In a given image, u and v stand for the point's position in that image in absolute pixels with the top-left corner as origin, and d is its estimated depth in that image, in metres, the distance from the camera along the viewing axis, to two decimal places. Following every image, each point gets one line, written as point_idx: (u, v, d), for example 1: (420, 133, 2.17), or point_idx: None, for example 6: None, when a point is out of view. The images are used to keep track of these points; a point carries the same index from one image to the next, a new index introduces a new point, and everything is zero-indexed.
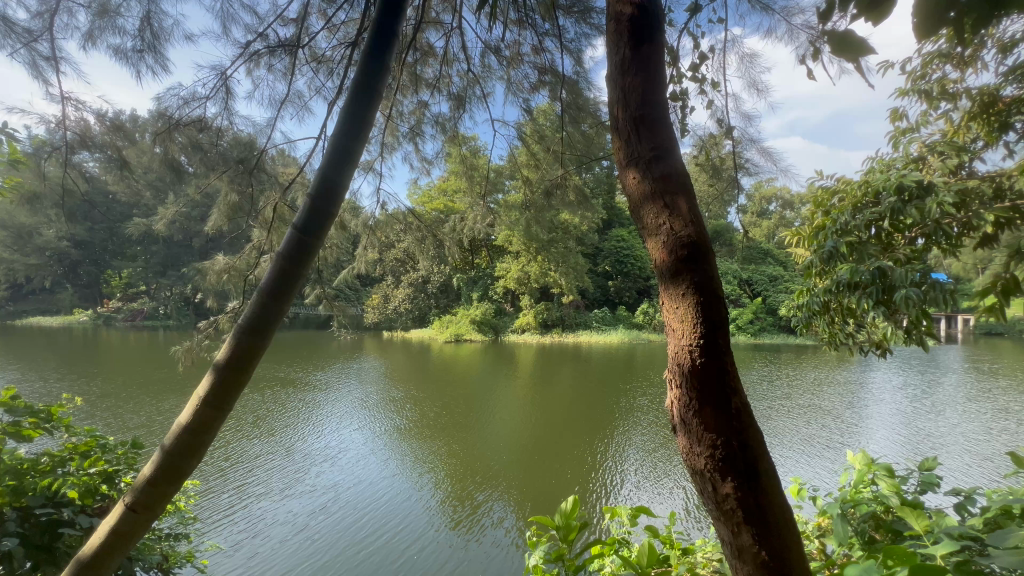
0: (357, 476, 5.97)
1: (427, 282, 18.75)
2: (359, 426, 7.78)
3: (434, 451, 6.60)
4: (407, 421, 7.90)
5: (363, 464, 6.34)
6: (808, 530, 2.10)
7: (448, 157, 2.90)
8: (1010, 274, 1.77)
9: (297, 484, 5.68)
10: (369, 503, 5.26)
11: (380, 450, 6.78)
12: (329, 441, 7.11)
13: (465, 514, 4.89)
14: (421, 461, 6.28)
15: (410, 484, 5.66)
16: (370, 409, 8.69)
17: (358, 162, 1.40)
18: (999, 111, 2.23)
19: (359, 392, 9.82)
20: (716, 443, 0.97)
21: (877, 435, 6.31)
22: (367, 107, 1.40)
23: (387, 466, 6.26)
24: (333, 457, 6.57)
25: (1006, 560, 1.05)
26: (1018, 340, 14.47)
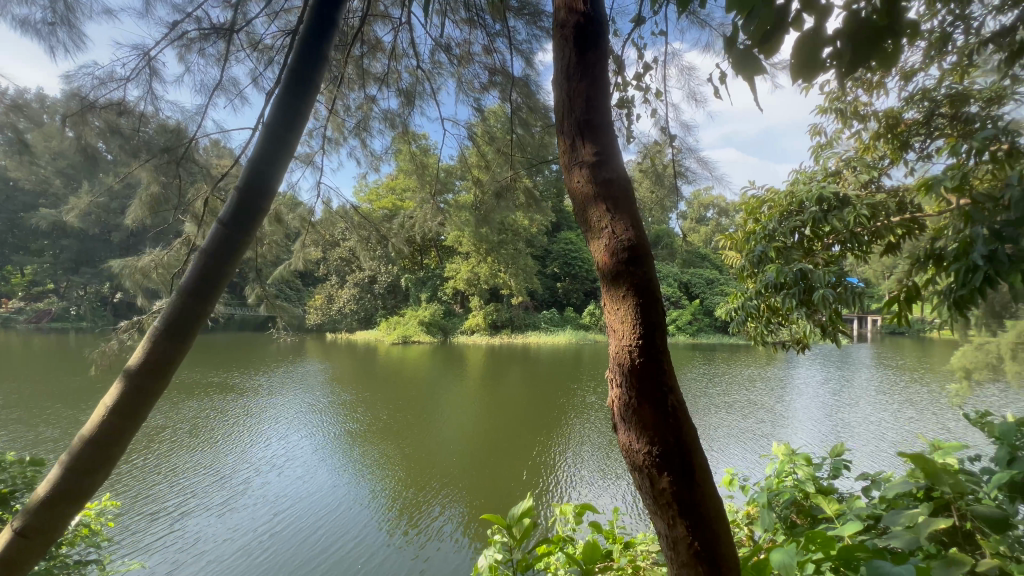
0: (306, 486, 5.70)
1: (374, 283, 18.25)
2: (307, 433, 7.43)
3: (384, 455, 6.46)
4: (358, 425, 7.65)
5: (313, 473, 6.06)
6: (738, 518, 2.24)
7: (396, 154, 2.83)
8: (912, 282, 1.96)
9: (239, 497, 5.34)
10: (319, 514, 5.03)
11: (330, 458, 6.50)
12: (275, 450, 6.74)
13: (420, 521, 4.78)
14: (373, 467, 6.08)
15: (361, 491, 5.49)
16: (319, 414, 8.33)
17: (294, 156, 1.34)
18: (901, 132, 2.49)
19: (307, 396, 9.39)
20: (654, 440, 1.01)
21: (803, 426, 6.84)
22: (303, 98, 1.34)
23: (337, 474, 6.01)
24: (279, 466, 6.23)
25: (903, 539, 1.18)
26: (917, 338, 16.11)
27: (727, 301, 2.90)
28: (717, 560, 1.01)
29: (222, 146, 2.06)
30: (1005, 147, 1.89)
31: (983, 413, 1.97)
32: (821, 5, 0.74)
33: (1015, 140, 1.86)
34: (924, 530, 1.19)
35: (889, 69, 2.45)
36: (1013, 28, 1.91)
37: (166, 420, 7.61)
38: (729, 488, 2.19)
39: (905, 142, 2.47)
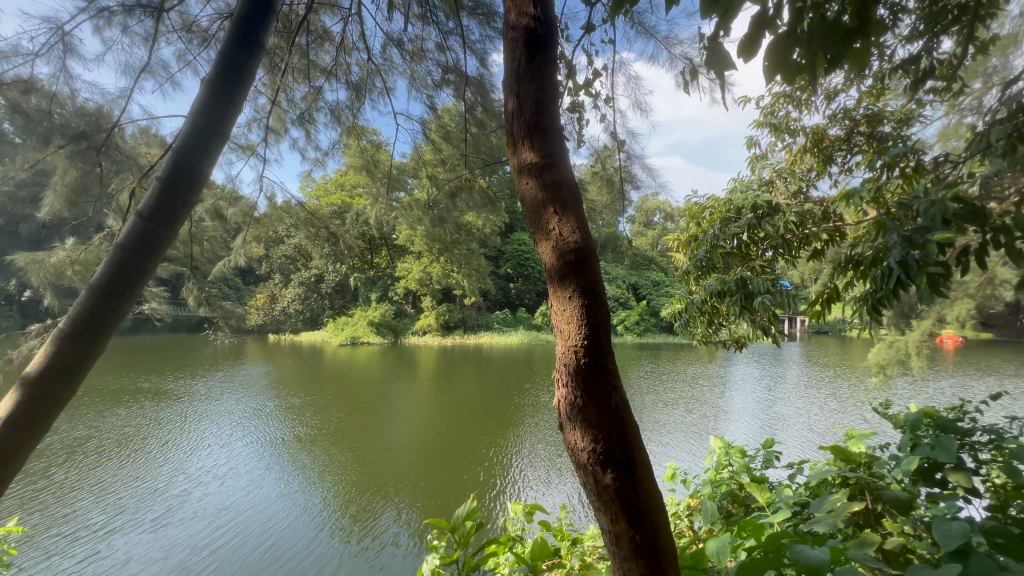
0: (251, 497, 5.39)
1: (321, 282, 17.61)
2: (251, 439, 7.05)
3: (332, 459, 6.25)
4: (306, 429, 7.38)
5: (258, 482, 5.75)
6: (679, 510, 2.34)
7: (345, 149, 2.73)
8: (835, 286, 2.13)
9: (175, 511, 4.98)
10: (265, 526, 4.78)
11: (277, 465, 6.19)
12: (215, 458, 6.34)
13: (371, 527, 4.64)
14: (321, 474, 5.86)
15: (308, 499, 5.28)
16: (264, 419, 7.92)
17: (225, 147, 1.27)
18: (827, 147, 2.69)
19: (250, 401, 8.89)
20: (597, 438, 1.04)
21: (740, 420, 7.24)
22: (237, 85, 1.26)
23: (283, 482, 5.73)
24: (220, 476, 5.86)
25: (825, 524, 1.27)
26: (839, 338, 17.51)
27: (673, 303, 3.03)
28: (657, 552, 1.04)
29: (153, 134, 1.91)
30: (911, 164, 2.10)
31: (891, 404, 2.17)
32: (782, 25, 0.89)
33: (921, 158, 2.07)
34: (842, 514, 1.28)
35: (815, 88, 2.64)
36: (919, 57, 2.12)
37: (92, 430, 6.98)
38: (671, 481, 2.28)
39: (830, 156, 2.67)
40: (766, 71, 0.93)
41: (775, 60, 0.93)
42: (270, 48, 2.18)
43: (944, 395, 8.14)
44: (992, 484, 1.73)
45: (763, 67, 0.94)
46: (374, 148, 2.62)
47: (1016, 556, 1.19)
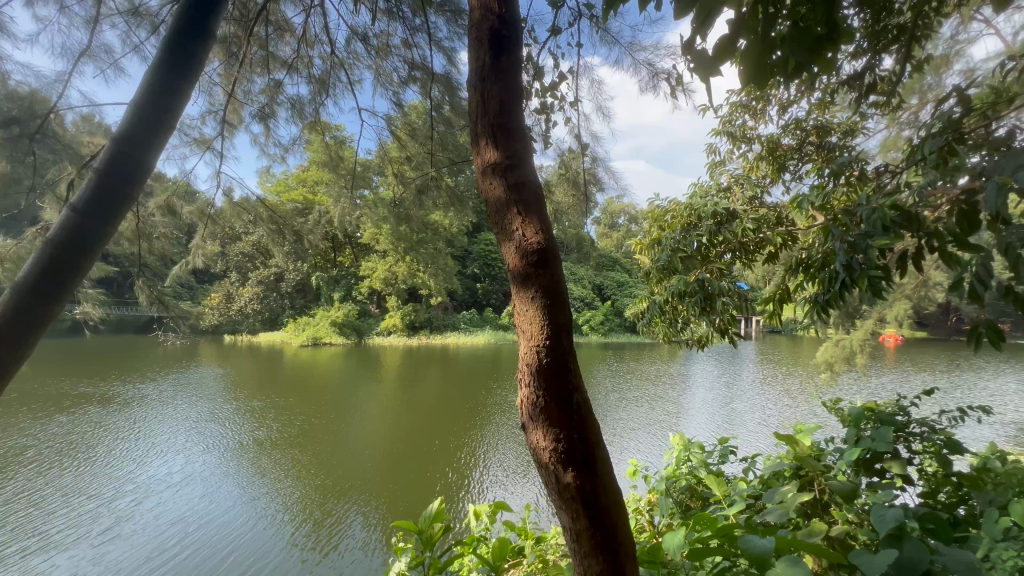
0: (206, 505, 5.15)
1: (281, 281, 17.02)
2: (206, 444, 6.74)
3: (294, 463, 6.07)
4: (264, 432, 7.12)
5: (215, 490, 5.49)
6: (639, 506, 2.38)
7: (307, 145, 2.65)
8: (787, 288, 2.24)
9: (123, 523, 4.70)
10: (223, 536, 4.58)
11: (235, 471, 5.94)
12: (168, 466, 6.03)
13: (334, 533, 4.52)
14: (281, 479, 5.66)
15: (268, 506, 5.09)
16: (221, 423, 7.58)
17: (166, 141, 1.22)
18: (780, 155, 2.81)
19: (206, 404, 8.49)
20: (560, 436, 1.05)
21: (699, 417, 7.47)
22: (181, 75, 1.22)
23: (241, 488, 5.51)
24: (173, 485, 5.57)
25: (776, 514, 1.32)
26: (790, 337, 18.39)
27: (637, 304, 3.11)
28: (616, 548, 1.06)
29: (96, 122, 1.79)
30: (856, 174, 2.23)
31: (837, 398, 2.30)
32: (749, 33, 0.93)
33: (864, 168, 2.20)
34: (792, 504, 1.35)
35: (770, 99, 2.76)
36: (864, 74, 2.25)
37: (29, 438, 6.49)
38: (632, 478, 2.33)
39: (783, 164, 2.80)
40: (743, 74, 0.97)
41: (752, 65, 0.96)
42: (226, 36, 2.08)
43: (884, 390, 8.68)
44: (924, 472, 1.86)
45: (740, 70, 0.97)
46: (337, 144, 2.55)
47: (946, 538, 1.30)
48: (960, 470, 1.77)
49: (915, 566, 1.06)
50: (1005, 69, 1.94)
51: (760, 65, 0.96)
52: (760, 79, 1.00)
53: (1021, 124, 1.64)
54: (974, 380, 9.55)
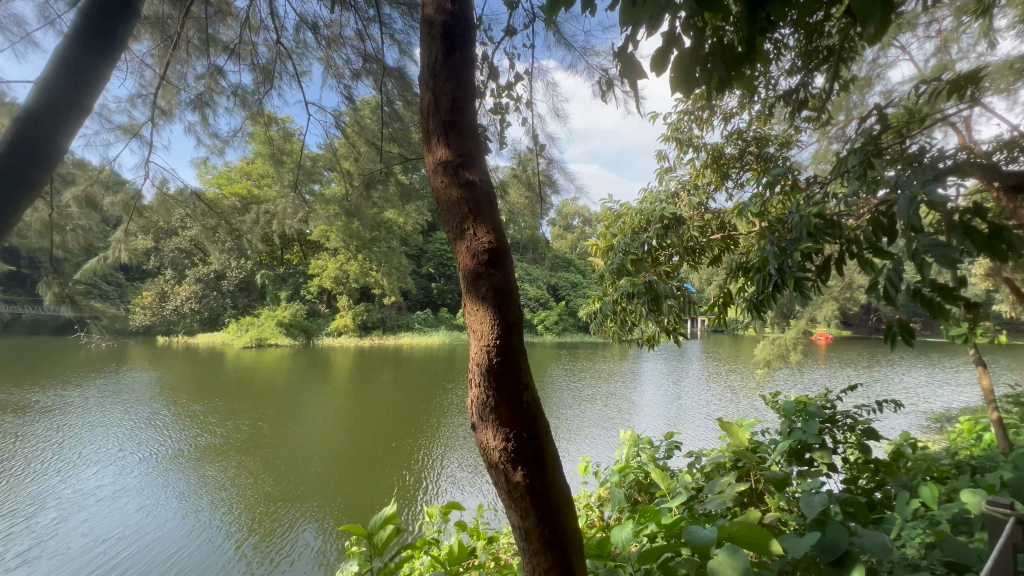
0: (141, 519, 4.79)
1: (222, 279, 16.08)
2: (141, 454, 6.26)
3: (238, 470, 5.77)
4: (204, 439, 6.69)
5: (151, 502, 5.11)
6: (590, 502, 2.44)
7: (250, 136, 2.51)
8: (729, 290, 2.36)
9: (44, 543, 4.28)
10: (160, 551, 4.27)
11: (174, 480, 5.56)
12: (96, 478, 5.55)
13: (281, 541, 4.31)
14: (224, 488, 5.34)
15: (210, 517, 4.79)
16: (158, 429, 7.06)
17: (82, 123, 1.17)
18: (724, 164, 2.95)
19: (140, 410, 7.88)
20: (509, 436, 1.05)
21: (647, 413, 7.73)
22: (98, 55, 1.17)
23: (180, 499, 5.15)
24: (103, 499, 5.13)
25: (715, 503, 1.39)
26: (732, 336, 19.40)
27: (589, 305, 3.17)
28: (564, 544, 1.08)
29: (6, 101, 1.61)
30: (790, 183, 2.38)
31: (774, 393, 2.44)
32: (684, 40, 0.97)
33: (797, 178, 2.35)
34: (729, 493, 1.42)
35: (714, 110, 2.90)
36: (799, 89, 2.41)
37: None
38: (584, 475, 2.39)
39: (726, 173, 2.94)
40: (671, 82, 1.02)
41: (681, 72, 1.02)
42: (160, 16, 1.94)
43: (814, 385, 9.33)
44: (848, 460, 2.02)
45: (669, 79, 1.04)
46: (285, 137, 2.44)
47: (863, 520, 1.39)
48: (877, 457, 1.94)
49: (835, 548, 1.15)
50: (918, 91, 2.14)
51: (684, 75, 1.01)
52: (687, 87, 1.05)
53: (932, 141, 1.81)
54: (891, 375, 10.45)
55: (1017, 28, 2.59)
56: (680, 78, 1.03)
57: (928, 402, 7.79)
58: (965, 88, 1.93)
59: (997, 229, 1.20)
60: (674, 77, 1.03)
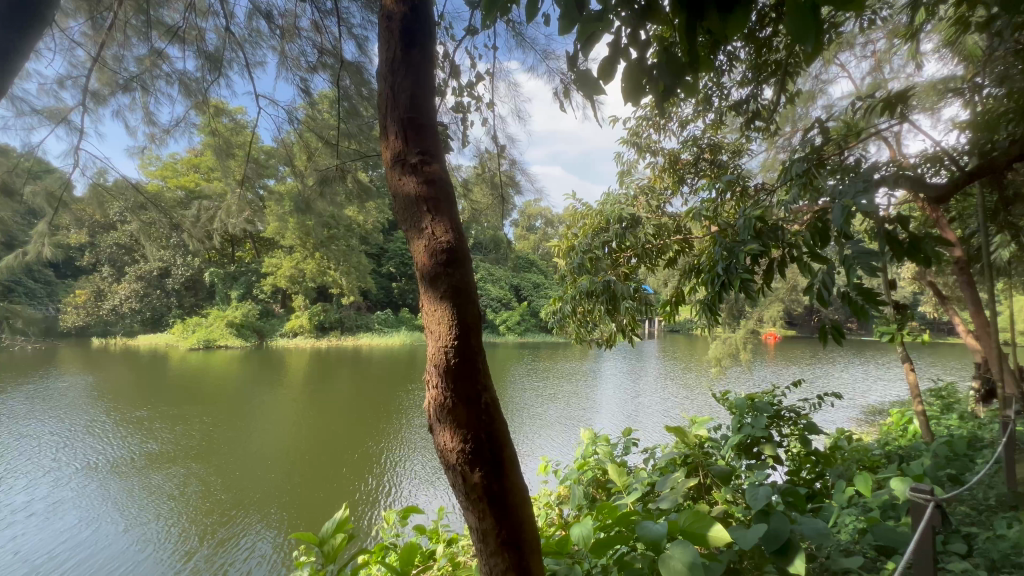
0: (79, 535, 4.46)
1: (166, 277, 15.18)
2: (78, 463, 5.82)
3: (185, 478, 5.47)
4: (148, 446, 6.29)
5: (90, 515, 4.76)
6: (550, 500, 2.46)
7: (195, 127, 2.38)
8: (682, 291, 2.44)
9: None
10: (101, 568, 3.98)
11: (116, 491, 5.20)
12: (26, 492, 5.11)
13: (234, 551, 4.12)
14: (172, 497, 5.04)
15: (155, 529, 4.51)
16: (97, 437, 6.58)
17: None
18: (680, 169, 3.05)
19: (76, 417, 7.32)
20: (466, 438, 1.04)
21: (606, 412, 7.89)
22: (15, 35, 1.09)
23: (122, 511, 4.82)
24: (34, 514, 4.73)
25: (669, 498, 1.43)
26: (686, 336, 20.13)
27: (550, 304, 3.20)
28: (521, 543, 1.08)
29: None
30: (740, 190, 2.49)
31: (724, 391, 2.53)
32: (634, 51, 0.98)
33: (746, 185, 2.47)
34: (680, 489, 1.46)
35: (671, 117, 2.99)
36: (748, 100, 2.52)
37: None
38: (544, 473, 2.39)
39: (681, 178, 3.04)
40: (626, 93, 1.02)
41: (631, 83, 1.01)
42: None
43: (762, 382, 9.81)
44: (791, 453, 2.12)
45: (622, 91, 1.03)
46: (236, 129, 2.33)
47: (801, 508, 1.46)
48: (816, 449, 2.06)
49: (778, 536, 1.20)
50: (855, 107, 2.29)
51: (637, 84, 1.01)
52: (642, 97, 1.05)
53: (866, 154, 1.94)
54: (830, 371, 11.14)
55: (940, 52, 2.82)
56: (630, 88, 1.02)
57: (863, 397, 8.35)
58: (895, 106, 2.09)
59: (917, 239, 1.29)
60: (624, 89, 1.02)
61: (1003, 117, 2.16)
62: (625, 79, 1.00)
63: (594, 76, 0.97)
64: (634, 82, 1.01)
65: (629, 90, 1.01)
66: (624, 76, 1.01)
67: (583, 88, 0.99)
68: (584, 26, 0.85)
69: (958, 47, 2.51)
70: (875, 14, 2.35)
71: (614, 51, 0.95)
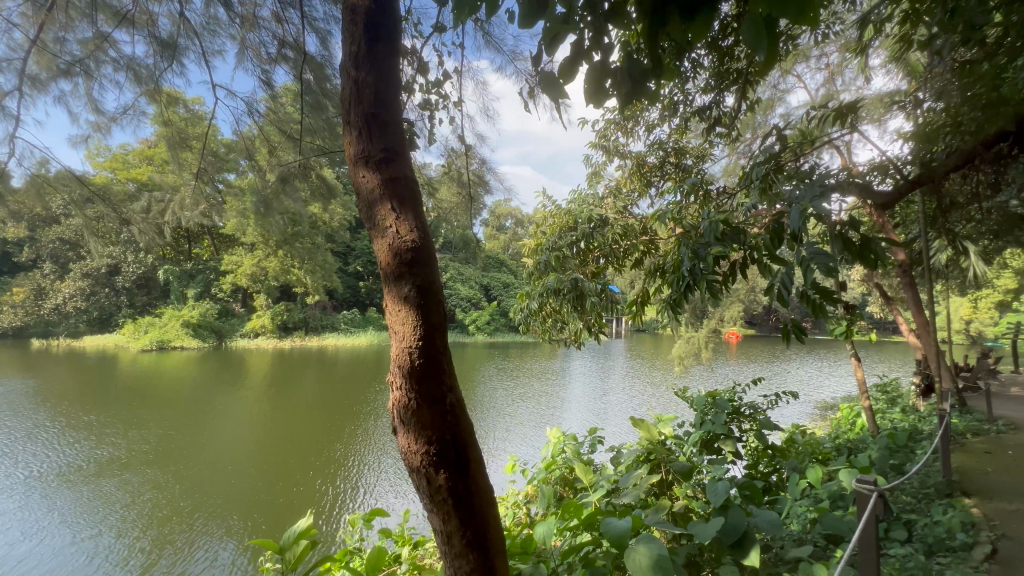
0: (21, 548, 4.15)
1: (116, 275, 14.37)
2: (20, 473, 5.42)
3: (140, 486, 5.19)
4: (99, 453, 5.94)
5: (34, 528, 4.44)
6: (518, 499, 2.46)
7: (147, 117, 2.25)
8: (647, 290, 2.49)
9: None
10: None
11: (62, 501, 4.87)
12: None
13: (193, 561, 3.93)
14: (125, 507, 4.77)
15: (107, 540, 4.26)
16: (41, 443, 6.15)
17: None
18: (646, 172, 3.12)
19: (18, 423, 6.82)
20: (431, 439, 1.03)
21: (574, 411, 7.95)
22: None
23: (69, 522, 4.52)
24: None
25: (632, 495, 1.46)
26: (652, 335, 20.58)
27: (518, 302, 3.20)
28: (487, 544, 1.08)
29: None
30: (703, 193, 2.56)
31: (686, 388, 2.60)
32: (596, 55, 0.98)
33: (708, 189, 2.54)
34: (643, 486, 1.49)
35: (637, 120, 3.05)
36: (711, 106, 2.60)
37: None
38: (512, 473, 2.39)
39: (648, 181, 3.11)
40: (588, 95, 1.02)
41: (595, 86, 1.02)
42: None
43: (724, 380, 10.15)
44: (749, 447, 2.20)
45: (584, 93, 1.03)
46: (192, 121, 2.23)
47: (758, 501, 1.52)
48: (772, 443, 2.14)
49: (735, 530, 1.24)
50: (810, 116, 2.39)
51: (600, 87, 1.02)
52: (604, 100, 1.06)
53: (819, 161, 2.03)
54: (787, 369, 11.64)
55: (887, 67, 2.99)
56: (593, 90, 1.02)
57: (817, 393, 8.76)
58: (846, 116, 2.19)
59: (867, 240, 1.36)
60: (588, 92, 1.03)
61: (941, 129, 2.32)
62: (588, 82, 1.01)
63: (558, 78, 0.97)
64: (597, 84, 1.01)
65: (592, 91, 1.02)
66: (588, 77, 1.01)
67: (547, 90, 0.98)
68: (548, 26, 0.84)
69: (902, 63, 2.67)
70: (827, 28, 2.46)
71: (577, 53, 0.95)
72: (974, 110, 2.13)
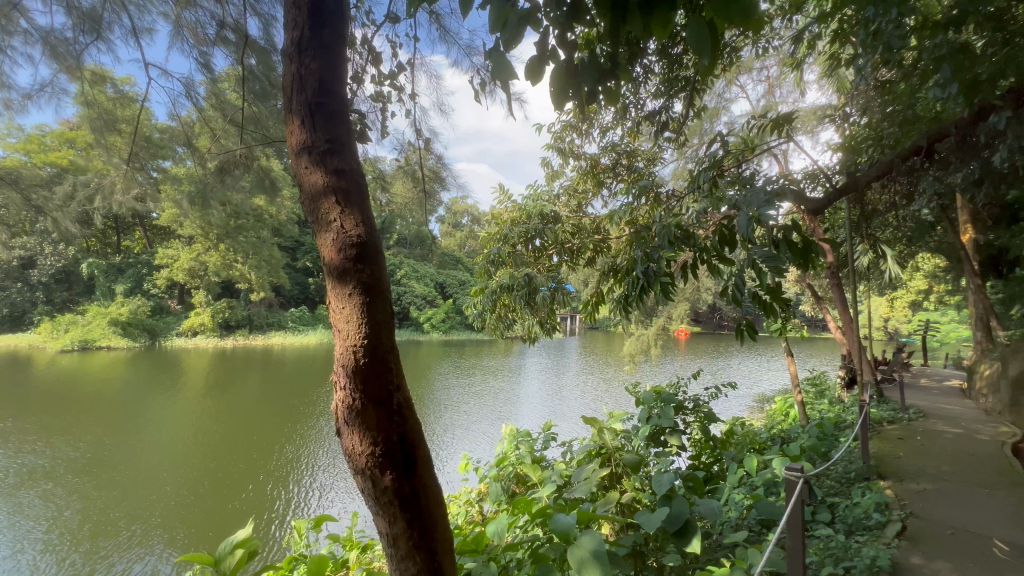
0: None
1: (30, 268, 13.03)
2: None
3: (62, 497, 4.76)
4: (12, 462, 5.38)
5: None
6: (470, 497, 2.45)
7: (65, 96, 2.05)
8: (599, 288, 2.54)
9: None
10: None
11: None
12: None
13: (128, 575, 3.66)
14: (45, 521, 4.36)
15: (27, 555, 3.89)
16: None
17: None
18: (599, 173, 3.19)
19: None
20: (377, 440, 1.00)
21: (528, 407, 8.04)
22: None
23: None
24: None
25: (582, 489, 1.48)
26: (605, 333, 21.07)
27: (472, 299, 3.18)
28: (434, 545, 1.07)
29: None
30: (653, 195, 2.64)
31: (636, 383, 2.67)
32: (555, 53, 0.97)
33: (657, 191, 2.63)
34: (593, 480, 1.52)
35: (592, 122, 3.11)
36: (661, 111, 2.69)
37: None
38: (464, 470, 2.37)
39: (599, 181, 3.18)
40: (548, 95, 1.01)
41: (556, 87, 1.01)
42: None
43: (671, 375, 10.56)
44: (694, 439, 2.28)
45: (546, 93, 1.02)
46: (121, 102, 2.06)
47: (700, 491, 1.58)
48: (714, 434, 2.24)
49: (679, 517, 1.29)
50: (751, 125, 2.52)
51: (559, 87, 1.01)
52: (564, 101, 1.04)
53: (758, 167, 2.14)
54: (728, 364, 12.28)
55: (820, 82, 3.20)
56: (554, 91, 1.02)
57: (755, 386, 9.30)
58: (783, 126, 2.33)
59: (808, 243, 1.44)
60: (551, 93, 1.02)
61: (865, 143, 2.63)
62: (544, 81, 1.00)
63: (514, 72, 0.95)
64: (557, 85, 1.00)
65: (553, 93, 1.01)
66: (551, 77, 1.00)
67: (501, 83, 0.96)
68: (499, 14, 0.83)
69: (832, 79, 2.86)
70: (767, 42, 2.60)
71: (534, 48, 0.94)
72: (892, 125, 2.41)
